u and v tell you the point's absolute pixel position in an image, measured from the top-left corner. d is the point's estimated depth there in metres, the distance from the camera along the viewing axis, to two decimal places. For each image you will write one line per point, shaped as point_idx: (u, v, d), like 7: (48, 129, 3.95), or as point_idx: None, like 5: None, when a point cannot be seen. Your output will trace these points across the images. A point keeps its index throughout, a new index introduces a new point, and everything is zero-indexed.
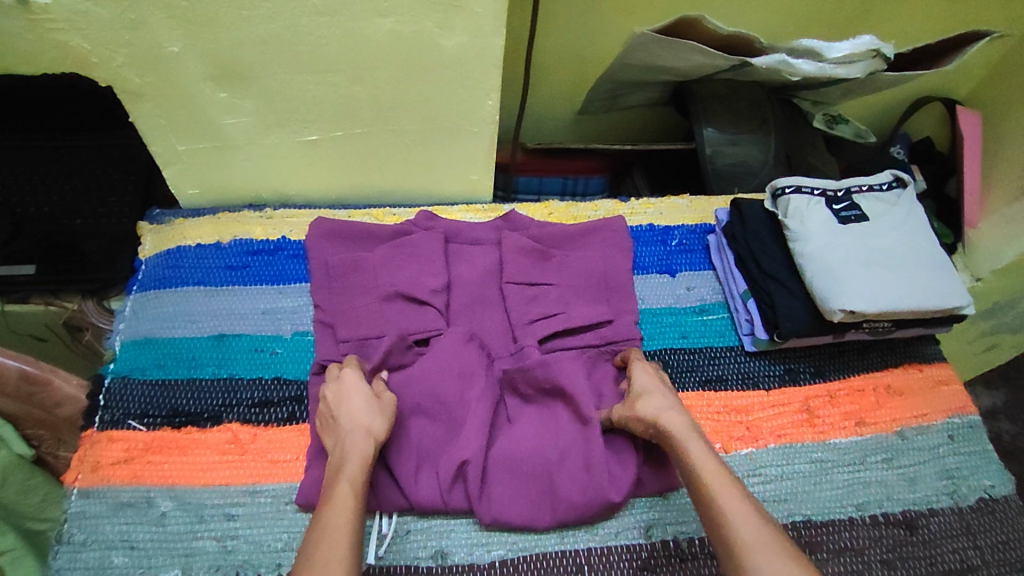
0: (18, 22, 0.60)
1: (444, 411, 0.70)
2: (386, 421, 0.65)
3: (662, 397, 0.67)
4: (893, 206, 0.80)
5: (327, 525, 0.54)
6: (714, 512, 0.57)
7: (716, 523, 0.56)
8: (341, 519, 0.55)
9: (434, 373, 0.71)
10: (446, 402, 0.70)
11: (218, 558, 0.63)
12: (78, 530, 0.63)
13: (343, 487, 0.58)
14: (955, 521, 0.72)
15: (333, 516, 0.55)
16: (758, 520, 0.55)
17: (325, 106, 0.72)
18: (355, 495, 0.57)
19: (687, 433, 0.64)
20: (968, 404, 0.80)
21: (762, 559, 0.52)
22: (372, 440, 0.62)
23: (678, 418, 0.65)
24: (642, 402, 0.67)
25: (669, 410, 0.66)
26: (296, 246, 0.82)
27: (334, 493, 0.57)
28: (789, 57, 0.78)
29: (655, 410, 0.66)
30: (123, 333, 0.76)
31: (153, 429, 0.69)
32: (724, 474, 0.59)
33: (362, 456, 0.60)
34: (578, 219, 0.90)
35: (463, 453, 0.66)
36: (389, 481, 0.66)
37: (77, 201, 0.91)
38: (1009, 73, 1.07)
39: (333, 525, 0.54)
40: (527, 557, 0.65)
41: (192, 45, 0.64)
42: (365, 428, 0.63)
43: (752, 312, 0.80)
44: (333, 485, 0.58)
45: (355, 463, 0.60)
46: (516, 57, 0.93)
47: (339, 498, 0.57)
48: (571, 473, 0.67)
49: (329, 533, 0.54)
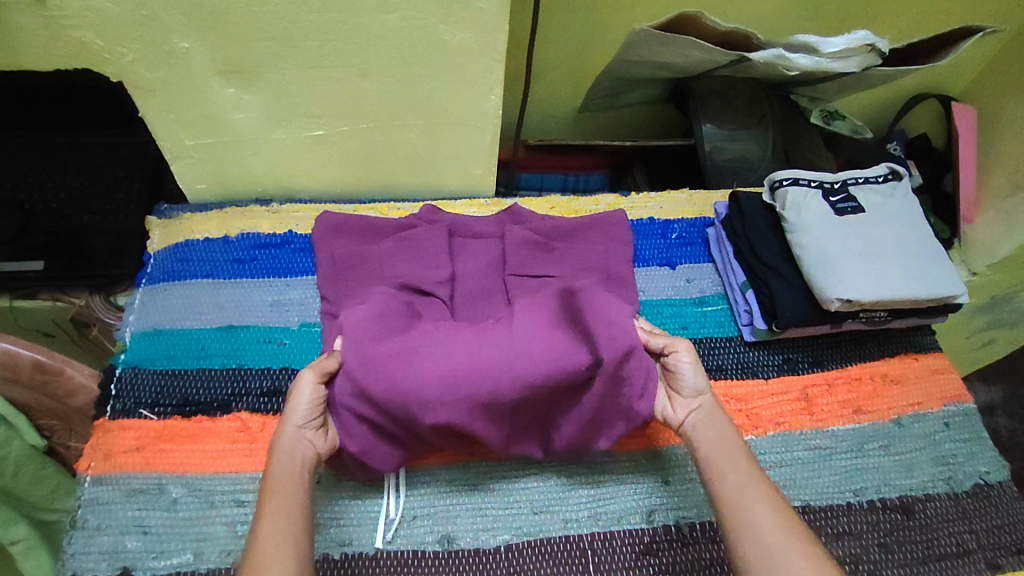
0: (34, 18, 0.61)
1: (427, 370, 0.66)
2: (308, 416, 0.63)
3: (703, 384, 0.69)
4: (888, 198, 0.81)
5: (257, 542, 0.54)
6: (737, 502, 0.59)
7: (733, 507, 0.59)
8: (269, 533, 0.54)
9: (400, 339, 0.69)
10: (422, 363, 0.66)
11: (229, 543, 0.64)
12: (92, 515, 0.65)
13: (268, 506, 0.57)
14: (951, 506, 0.73)
15: (264, 529, 0.55)
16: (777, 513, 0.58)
17: (332, 101, 0.74)
18: (283, 508, 0.57)
19: (716, 417, 0.67)
20: (963, 392, 0.82)
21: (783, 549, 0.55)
22: (291, 446, 0.61)
23: (711, 405, 0.68)
24: (696, 376, 0.69)
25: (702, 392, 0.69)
26: (302, 240, 0.83)
27: (261, 511, 0.56)
28: (786, 52, 0.80)
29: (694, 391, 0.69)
30: (134, 324, 0.77)
31: (164, 417, 0.70)
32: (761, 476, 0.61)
33: (285, 468, 0.59)
34: (578, 213, 0.91)
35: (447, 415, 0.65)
36: (382, 446, 0.67)
37: (85, 199, 0.93)
38: (1003, 70, 1.08)
39: (263, 544, 0.54)
40: (531, 541, 0.67)
41: (202, 41, 0.65)
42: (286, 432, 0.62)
43: (751, 302, 0.81)
44: (261, 505, 0.57)
45: (278, 477, 0.59)
46: (518, 54, 0.94)
47: (264, 519, 0.56)
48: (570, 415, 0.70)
49: (262, 550, 0.53)
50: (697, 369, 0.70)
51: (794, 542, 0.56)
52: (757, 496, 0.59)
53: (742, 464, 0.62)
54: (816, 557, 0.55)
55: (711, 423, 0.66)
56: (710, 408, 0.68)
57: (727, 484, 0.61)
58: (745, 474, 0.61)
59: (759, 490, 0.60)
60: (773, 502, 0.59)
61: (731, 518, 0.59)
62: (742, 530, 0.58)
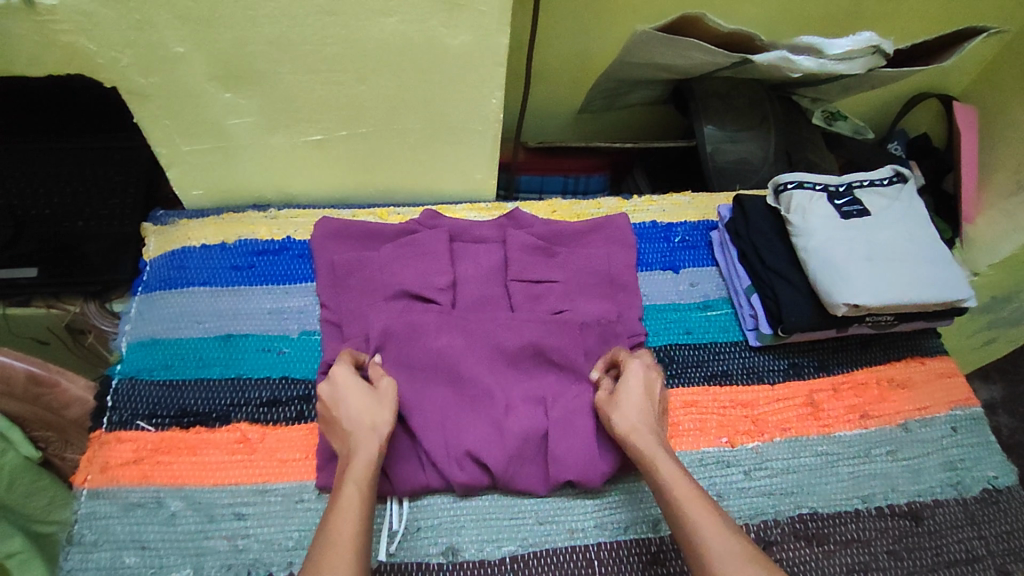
0: (24, 24, 0.60)
1: (444, 401, 0.70)
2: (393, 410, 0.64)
3: (640, 412, 0.66)
4: (894, 201, 0.80)
5: (335, 527, 0.53)
6: (680, 523, 0.56)
7: (688, 543, 0.55)
8: (345, 521, 0.54)
9: (417, 359, 0.71)
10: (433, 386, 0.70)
11: (229, 557, 0.63)
12: (89, 530, 0.63)
13: (349, 491, 0.57)
14: (959, 512, 0.73)
15: (339, 520, 0.54)
16: (726, 531, 0.54)
17: (329, 107, 0.73)
18: (362, 496, 0.56)
19: (658, 453, 0.62)
20: (970, 396, 0.81)
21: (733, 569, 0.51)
22: (379, 436, 0.61)
23: (648, 437, 0.64)
24: (631, 412, 0.66)
25: (641, 425, 0.65)
26: (301, 246, 0.82)
27: (339, 497, 0.56)
28: (789, 53, 0.78)
29: (629, 424, 0.65)
30: (130, 333, 0.76)
31: (161, 429, 0.69)
32: (698, 496, 0.58)
33: (367, 460, 0.59)
34: (580, 216, 0.90)
35: (471, 443, 0.67)
36: (407, 462, 0.67)
37: (78, 205, 0.91)
38: (1005, 69, 1.07)
39: (338, 528, 0.53)
40: (536, 552, 0.66)
41: (197, 46, 0.64)
42: (368, 424, 0.62)
43: (756, 307, 0.80)
44: (340, 490, 0.57)
45: (360, 467, 0.59)
46: (518, 55, 0.93)
47: (342, 509, 0.55)
48: (580, 435, 0.69)
49: (336, 535, 0.53)
50: (629, 404, 0.67)
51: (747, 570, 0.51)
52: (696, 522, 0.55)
53: (686, 494, 0.58)
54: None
55: (646, 455, 0.63)
56: (650, 443, 0.63)
57: (677, 519, 0.57)
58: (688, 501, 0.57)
59: (702, 515, 0.56)
60: (714, 523, 0.55)
61: (687, 554, 0.55)
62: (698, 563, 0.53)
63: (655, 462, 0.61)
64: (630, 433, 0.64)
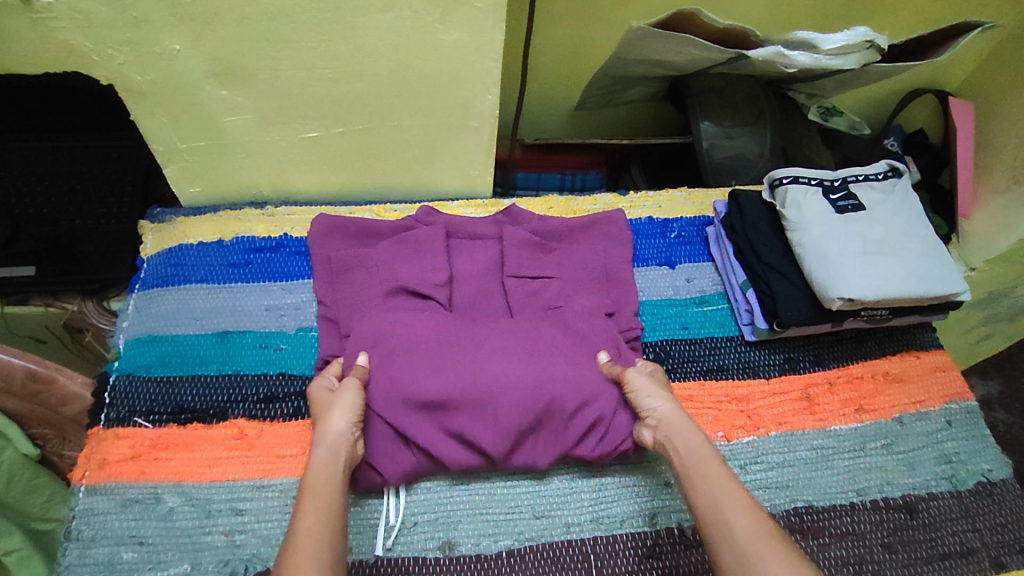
0: (20, 21, 0.60)
1: (437, 392, 0.67)
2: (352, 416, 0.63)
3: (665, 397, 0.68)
4: (888, 195, 0.81)
5: (295, 534, 0.52)
6: (706, 500, 0.57)
7: (714, 518, 0.56)
8: (306, 526, 0.53)
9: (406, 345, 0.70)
10: (427, 368, 0.68)
11: (227, 552, 0.63)
12: (87, 526, 0.64)
13: (309, 499, 0.55)
14: (954, 505, 0.73)
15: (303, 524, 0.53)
16: (749, 509, 0.55)
17: (325, 105, 0.73)
18: (321, 503, 0.55)
19: (689, 433, 0.64)
20: (964, 390, 0.81)
21: (759, 545, 0.52)
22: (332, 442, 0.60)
23: (677, 418, 0.66)
24: (654, 396, 0.68)
25: (670, 409, 0.66)
26: (298, 243, 0.83)
27: (301, 504, 0.55)
28: (784, 49, 0.79)
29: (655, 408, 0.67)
30: (128, 331, 0.76)
31: (159, 425, 0.69)
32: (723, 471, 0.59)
33: (324, 466, 0.58)
34: (577, 213, 0.90)
35: (461, 425, 0.67)
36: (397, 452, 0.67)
37: (76, 202, 0.91)
38: (1001, 64, 1.08)
39: (301, 534, 0.52)
40: (533, 546, 0.66)
41: (193, 44, 0.64)
42: (321, 430, 0.61)
43: (752, 302, 0.80)
44: (301, 498, 0.55)
45: (318, 472, 0.58)
46: (515, 52, 0.93)
47: (304, 514, 0.54)
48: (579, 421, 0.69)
49: (299, 540, 0.51)
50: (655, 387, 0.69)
51: (771, 547, 0.52)
52: (728, 499, 0.56)
53: (713, 469, 0.59)
54: (792, 554, 0.52)
55: (673, 435, 0.64)
56: (681, 424, 0.65)
57: (703, 492, 0.58)
58: (717, 476, 0.58)
59: (730, 490, 0.57)
60: (747, 504, 0.56)
61: (709, 528, 0.56)
62: (724, 535, 0.54)
63: (684, 440, 0.63)
64: (664, 413, 0.66)
